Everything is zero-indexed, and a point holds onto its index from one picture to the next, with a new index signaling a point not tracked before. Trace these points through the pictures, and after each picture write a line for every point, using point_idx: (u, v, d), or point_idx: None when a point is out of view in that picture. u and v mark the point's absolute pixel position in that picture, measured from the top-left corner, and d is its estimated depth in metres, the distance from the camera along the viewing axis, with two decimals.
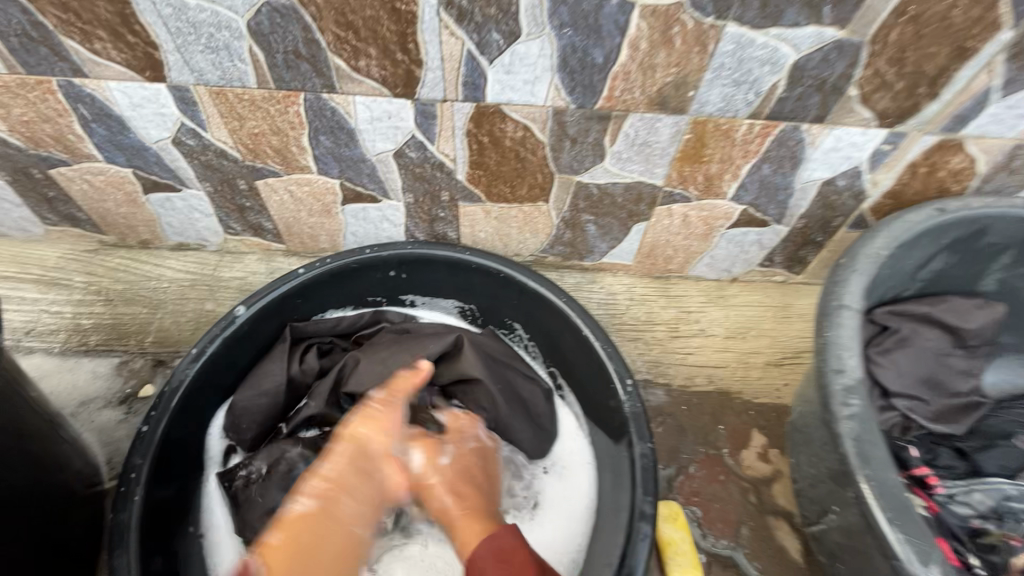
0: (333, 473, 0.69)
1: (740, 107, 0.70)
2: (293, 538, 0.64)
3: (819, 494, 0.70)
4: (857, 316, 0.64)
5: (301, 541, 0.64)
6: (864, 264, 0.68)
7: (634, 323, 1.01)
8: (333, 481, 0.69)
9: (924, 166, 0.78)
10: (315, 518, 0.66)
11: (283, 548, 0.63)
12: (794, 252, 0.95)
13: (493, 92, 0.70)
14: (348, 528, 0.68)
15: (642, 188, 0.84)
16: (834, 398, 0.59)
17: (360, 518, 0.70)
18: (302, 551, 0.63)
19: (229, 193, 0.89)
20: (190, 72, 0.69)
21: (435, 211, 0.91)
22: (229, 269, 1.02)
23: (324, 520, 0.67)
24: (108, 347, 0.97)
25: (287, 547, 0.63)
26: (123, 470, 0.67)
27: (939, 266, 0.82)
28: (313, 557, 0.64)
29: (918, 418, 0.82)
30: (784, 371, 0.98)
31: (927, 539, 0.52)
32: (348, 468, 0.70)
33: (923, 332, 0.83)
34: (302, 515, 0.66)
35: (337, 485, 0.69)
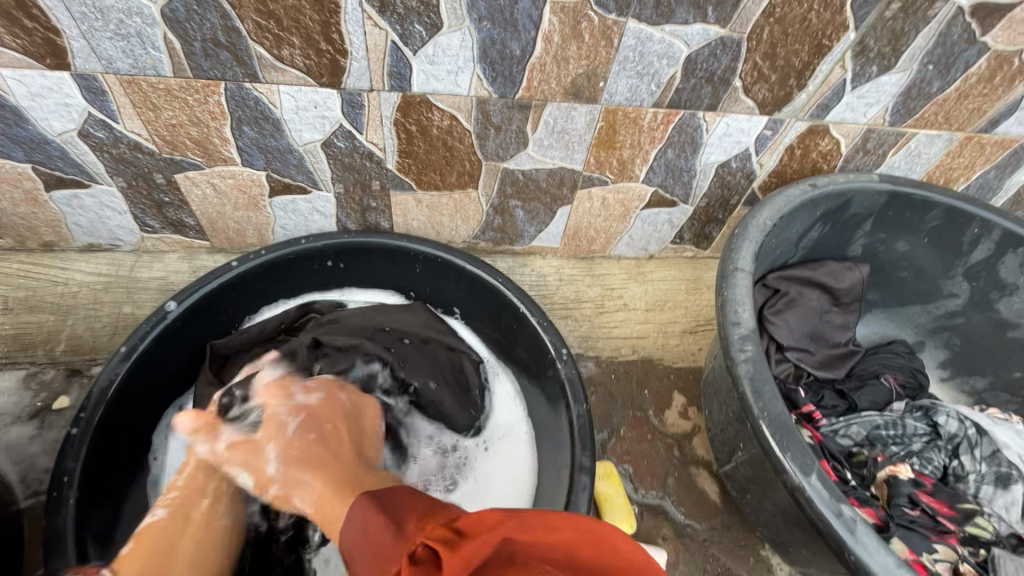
0: (183, 482, 0.71)
1: (644, 97, 0.78)
2: (146, 546, 0.63)
3: (728, 436, 0.80)
4: (750, 276, 0.73)
5: (154, 547, 0.63)
6: (754, 232, 0.78)
7: (564, 301, 1.08)
8: (184, 488, 0.70)
9: (799, 148, 0.90)
10: (166, 527, 0.65)
11: (136, 556, 0.62)
12: (700, 229, 1.06)
13: (419, 82, 0.73)
14: (212, 523, 0.69)
15: (563, 173, 0.90)
16: (733, 345, 0.68)
17: (224, 513, 0.70)
18: (157, 555, 0.63)
19: (145, 188, 0.86)
20: (97, 60, 0.67)
21: (366, 201, 0.93)
22: (147, 270, 0.98)
23: (181, 525, 0.66)
24: (11, 359, 0.90)
25: (139, 552, 0.62)
26: (54, 475, 0.64)
27: (816, 236, 0.96)
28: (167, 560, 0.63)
29: (806, 366, 0.95)
30: (698, 337, 1.09)
31: (809, 455, 0.61)
32: (197, 472, 0.71)
33: (807, 293, 0.96)
34: (154, 526, 0.65)
35: (193, 493, 0.70)
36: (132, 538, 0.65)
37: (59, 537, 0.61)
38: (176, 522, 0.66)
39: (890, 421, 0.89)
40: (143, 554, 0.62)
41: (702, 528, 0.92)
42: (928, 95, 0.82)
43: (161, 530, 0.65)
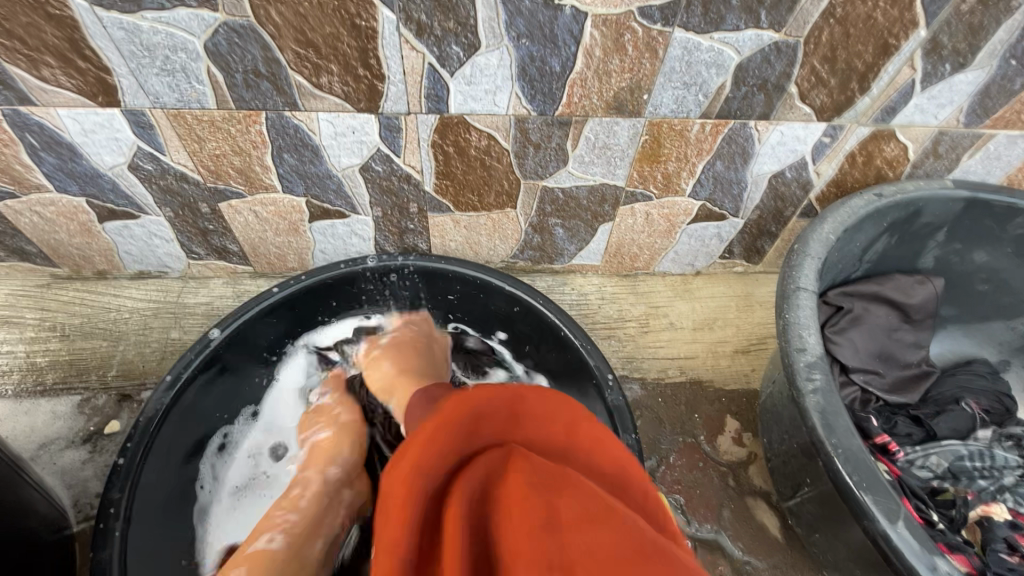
0: (302, 504, 0.73)
1: (691, 108, 0.74)
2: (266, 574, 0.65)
3: (792, 469, 0.74)
4: (813, 296, 0.68)
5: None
6: (815, 248, 0.72)
7: (606, 320, 1.04)
8: (301, 512, 0.73)
9: (861, 156, 0.84)
10: (282, 556, 0.68)
11: None
12: (751, 243, 1.01)
13: (456, 104, 0.72)
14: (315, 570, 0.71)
15: (605, 189, 0.87)
16: (799, 374, 0.62)
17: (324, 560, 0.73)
18: None
19: (191, 217, 0.88)
20: (146, 96, 0.68)
21: (404, 223, 0.92)
22: (193, 295, 1.00)
23: (294, 558, 0.68)
24: (67, 385, 0.92)
25: None
26: (101, 506, 0.65)
27: (882, 248, 0.89)
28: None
29: (875, 390, 0.87)
30: (751, 357, 1.03)
31: (893, 498, 0.55)
32: (315, 500, 0.74)
33: (873, 310, 0.89)
34: (270, 552, 0.67)
35: (309, 524, 0.72)
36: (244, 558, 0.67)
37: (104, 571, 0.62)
38: (291, 551, 0.69)
39: (977, 451, 0.82)
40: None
41: (763, 566, 0.85)
42: (1009, 93, 0.75)
43: (278, 559, 0.67)
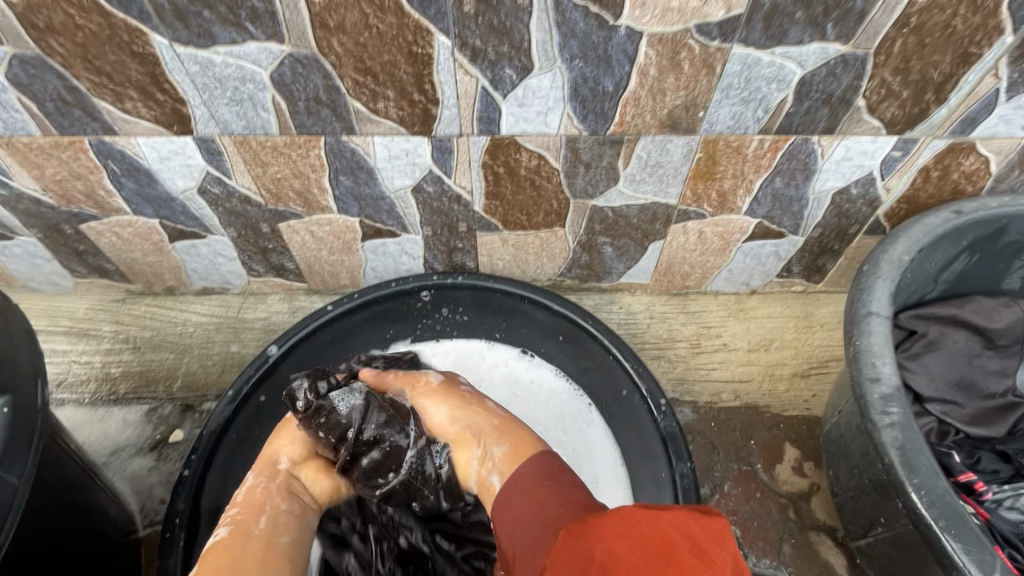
0: (243, 496, 0.68)
1: (749, 124, 0.72)
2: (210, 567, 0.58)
3: (863, 507, 0.69)
4: (887, 322, 0.63)
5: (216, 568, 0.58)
6: (887, 269, 0.68)
7: (655, 340, 1.01)
8: (245, 501, 0.67)
9: (936, 169, 0.78)
10: (229, 541, 0.62)
11: None
12: (812, 261, 0.96)
13: (507, 125, 0.72)
14: (272, 540, 0.64)
15: (656, 208, 0.85)
16: (873, 407, 0.58)
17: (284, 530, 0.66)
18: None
19: (252, 237, 0.92)
20: (216, 124, 0.72)
21: (452, 242, 0.92)
22: (252, 310, 1.05)
23: (242, 542, 0.62)
24: (137, 394, 0.98)
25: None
26: (167, 516, 0.69)
27: (961, 267, 0.82)
28: None
29: (953, 421, 0.81)
30: (812, 382, 0.97)
31: (986, 547, 0.50)
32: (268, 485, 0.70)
33: (951, 334, 0.83)
34: (217, 544, 0.61)
35: (251, 507, 0.66)
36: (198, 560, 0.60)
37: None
38: (238, 539, 0.62)
39: None
40: None
41: None
42: None
43: (224, 549, 0.61)
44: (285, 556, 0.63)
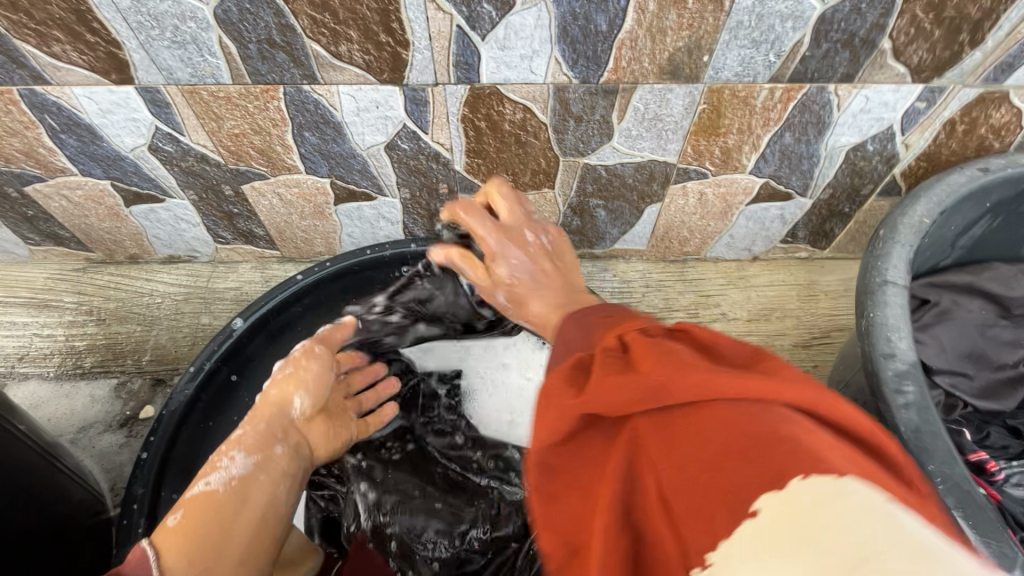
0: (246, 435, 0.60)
1: (759, 71, 0.64)
2: (198, 518, 0.52)
3: None
4: (903, 293, 0.58)
5: (205, 527, 0.51)
6: (906, 235, 0.62)
7: (651, 310, 0.96)
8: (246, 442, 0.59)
9: (962, 123, 0.71)
10: (227, 496, 0.54)
11: (179, 531, 0.50)
12: (819, 225, 0.89)
13: (488, 72, 0.64)
14: (269, 506, 0.56)
15: (653, 166, 0.78)
16: (887, 386, 0.53)
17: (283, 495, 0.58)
18: (209, 538, 0.50)
19: (215, 201, 0.84)
20: (159, 71, 0.64)
21: (433, 205, 0.86)
22: (223, 280, 0.98)
23: (237, 505, 0.54)
24: (105, 369, 0.93)
25: (187, 529, 0.50)
26: (124, 502, 0.64)
27: (981, 232, 0.76)
28: (217, 552, 0.50)
29: (962, 395, 0.77)
30: (813, 352, 0.93)
31: (1007, 540, 0.46)
32: (263, 427, 0.61)
33: (964, 303, 0.77)
34: (209, 494, 0.54)
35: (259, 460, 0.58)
36: (180, 505, 0.54)
37: (125, 566, 0.62)
38: (234, 497, 0.54)
39: None
40: (192, 531, 0.50)
41: None
42: None
43: (218, 503, 0.53)
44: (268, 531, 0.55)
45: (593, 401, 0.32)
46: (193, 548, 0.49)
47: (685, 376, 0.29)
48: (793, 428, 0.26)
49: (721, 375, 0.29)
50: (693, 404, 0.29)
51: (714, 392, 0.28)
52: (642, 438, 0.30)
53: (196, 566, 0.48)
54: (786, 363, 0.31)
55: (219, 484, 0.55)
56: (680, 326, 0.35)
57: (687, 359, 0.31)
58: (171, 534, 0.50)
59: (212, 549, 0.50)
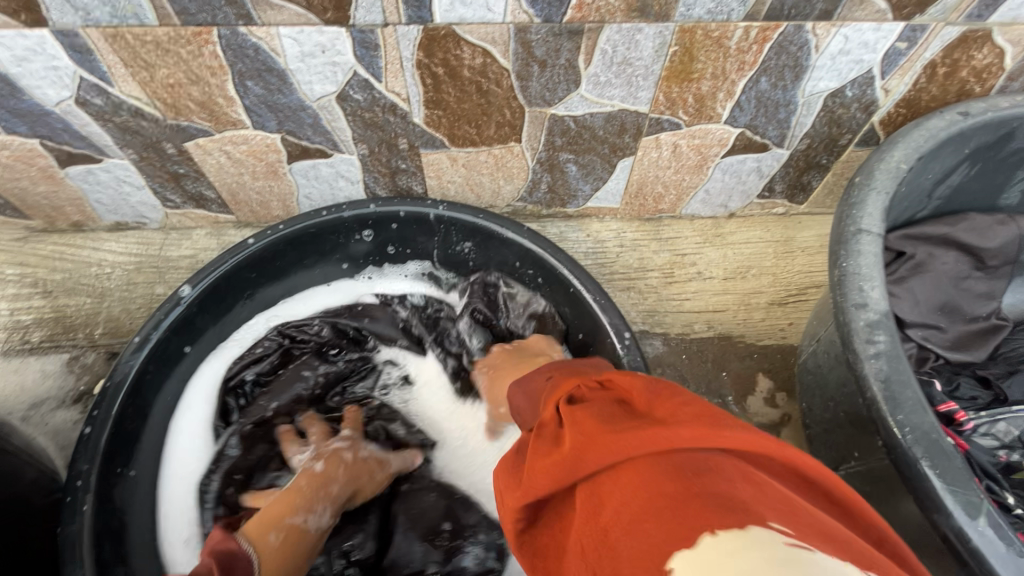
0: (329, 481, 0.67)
1: (733, 7, 0.59)
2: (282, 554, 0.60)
3: (836, 440, 0.64)
4: (878, 241, 0.56)
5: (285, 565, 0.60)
6: (882, 181, 0.59)
7: (625, 271, 0.93)
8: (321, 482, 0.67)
9: (943, 65, 0.68)
10: (308, 540, 0.63)
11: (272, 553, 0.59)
12: (796, 179, 0.87)
13: (442, 11, 0.59)
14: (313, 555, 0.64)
15: (624, 116, 0.74)
16: (857, 336, 0.51)
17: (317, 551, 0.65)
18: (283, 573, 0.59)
19: (158, 160, 0.78)
20: (74, 12, 0.58)
21: (394, 162, 0.81)
22: (176, 248, 0.93)
23: (306, 550, 0.63)
24: (55, 343, 0.88)
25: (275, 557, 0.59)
26: (68, 479, 0.61)
27: (959, 180, 0.74)
28: None
29: (935, 347, 0.76)
30: (788, 310, 0.92)
31: (973, 487, 0.45)
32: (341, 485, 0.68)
33: (940, 255, 0.76)
34: (301, 534, 0.62)
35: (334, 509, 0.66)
36: (275, 524, 0.61)
37: (73, 544, 0.59)
38: (309, 543, 0.63)
39: None
40: (279, 559, 0.59)
41: None
42: None
43: (301, 545, 0.62)
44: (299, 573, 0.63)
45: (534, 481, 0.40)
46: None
47: (588, 437, 0.37)
48: (702, 486, 0.32)
49: (635, 432, 0.36)
50: (613, 467, 0.35)
51: (639, 452, 0.34)
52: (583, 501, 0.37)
53: None
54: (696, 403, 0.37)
55: (312, 526, 0.64)
56: (610, 377, 0.45)
57: (602, 424, 0.38)
58: (270, 551, 0.59)
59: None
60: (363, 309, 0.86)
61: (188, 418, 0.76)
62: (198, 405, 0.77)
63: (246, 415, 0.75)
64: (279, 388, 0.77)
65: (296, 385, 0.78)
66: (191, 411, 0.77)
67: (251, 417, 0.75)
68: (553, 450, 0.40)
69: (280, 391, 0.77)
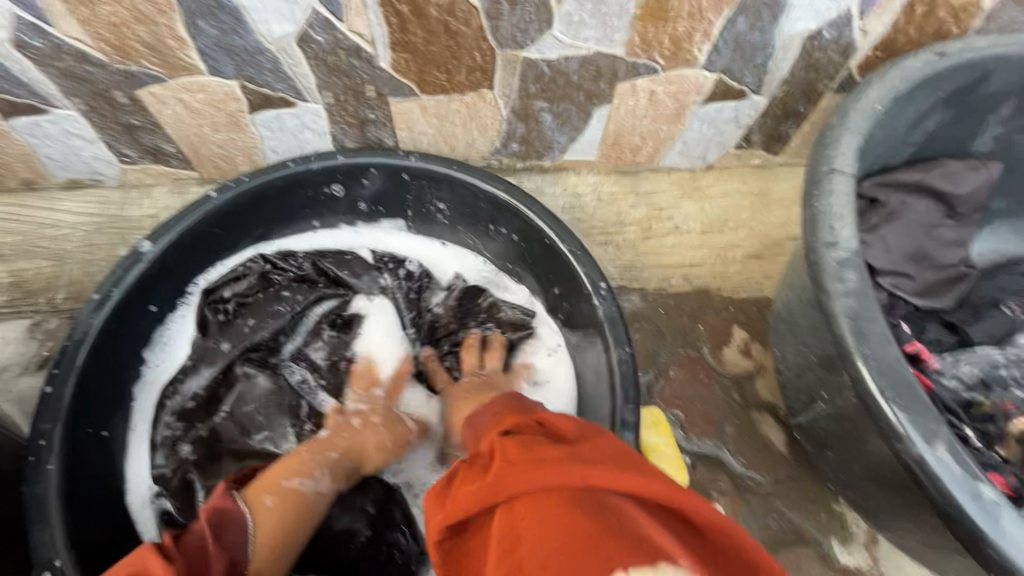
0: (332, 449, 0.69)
1: None
2: (280, 517, 0.61)
3: (806, 383, 0.66)
4: (851, 181, 0.55)
5: (285, 525, 0.61)
6: (857, 121, 0.59)
7: (602, 225, 0.92)
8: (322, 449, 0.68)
9: (922, 4, 0.67)
10: (311, 501, 0.64)
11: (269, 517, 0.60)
12: (773, 129, 0.86)
13: None
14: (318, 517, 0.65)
15: (600, 60, 0.71)
16: (828, 275, 0.51)
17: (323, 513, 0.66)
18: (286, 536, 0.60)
19: (109, 110, 0.74)
20: None
21: (362, 111, 0.78)
22: (137, 207, 0.89)
23: (309, 514, 0.64)
24: (14, 308, 0.85)
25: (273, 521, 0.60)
26: (30, 439, 0.59)
27: (933, 125, 0.74)
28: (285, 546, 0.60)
29: (903, 294, 0.77)
30: (764, 263, 0.93)
31: (933, 416, 0.46)
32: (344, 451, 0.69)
33: (912, 203, 0.76)
34: (301, 497, 0.63)
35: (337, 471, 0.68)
36: (273, 489, 0.62)
37: (40, 505, 0.58)
38: (310, 505, 0.64)
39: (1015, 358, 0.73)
40: (278, 519, 0.60)
41: (766, 480, 0.81)
42: None
43: (302, 508, 0.63)
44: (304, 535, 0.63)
45: (460, 500, 0.42)
46: (272, 537, 0.59)
47: (517, 467, 0.41)
48: (612, 521, 0.36)
49: (558, 465, 0.40)
50: (537, 489, 0.38)
51: (558, 483, 0.38)
52: (505, 518, 0.39)
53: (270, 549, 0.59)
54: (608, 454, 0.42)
55: (309, 490, 0.65)
56: (544, 418, 0.49)
57: (531, 454, 0.41)
58: (266, 513, 0.60)
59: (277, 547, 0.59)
60: (350, 260, 0.83)
61: (177, 341, 0.77)
62: (174, 347, 0.77)
63: (224, 333, 0.76)
64: (261, 310, 0.77)
65: (275, 309, 0.78)
66: (167, 351, 0.77)
67: (231, 338, 0.76)
68: (479, 476, 0.43)
69: (260, 314, 0.77)
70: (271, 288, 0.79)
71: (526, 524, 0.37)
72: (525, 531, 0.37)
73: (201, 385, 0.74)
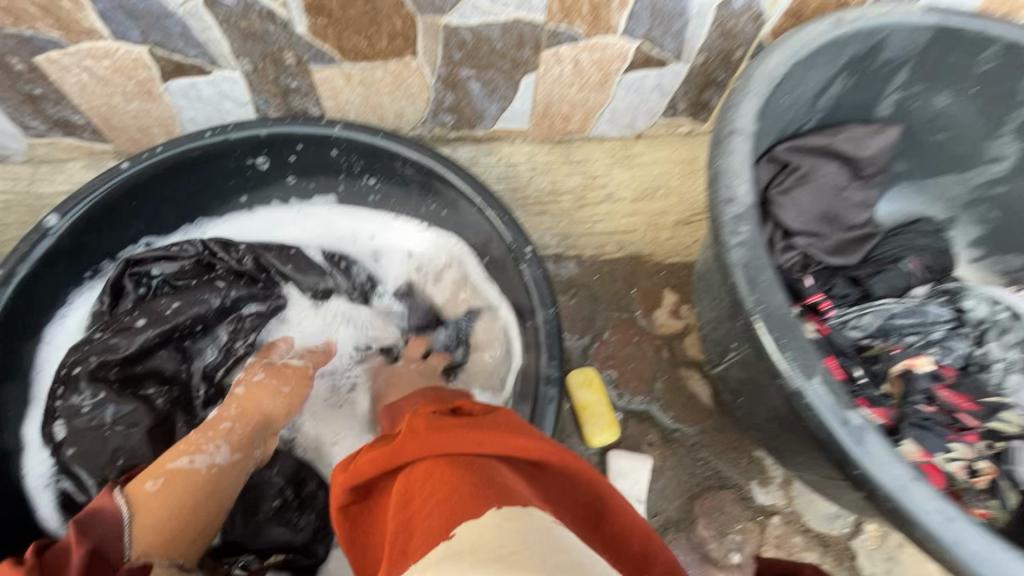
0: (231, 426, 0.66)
1: None
2: (171, 494, 0.59)
3: (719, 336, 0.70)
4: (749, 140, 0.58)
5: (180, 500, 0.59)
6: (758, 85, 0.62)
7: (538, 195, 0.95)
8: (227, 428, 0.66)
9: None
10: (205, 477, 0.62)
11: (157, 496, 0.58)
12: (697, 97, 0.88)
13: None
14: (226, 493, 0.63)
15: (522, 27, 0.72)
16: (725, 228, 0.55)
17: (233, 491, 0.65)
18: (182, 511, 0.58)
19: (6, 78, 0.70)
20: None
21: (283, 80, 0.76)
22: (49, 183, 0.85)
23: (211, 491, 0.62)
24: None
25: (164, 499, 0.58)
26: None
27: (838, 91, 0.78)
28: (186, 520, 0.58)
29: (816, 253, 0.82)
30: (693, 229, 0.97)
31: (813, 354, 0.51)
32: (250, 428, 0.67)
33: (822, 166, 0.81)
34: (193, 473, 0.61)
35: (241, 445, 0.66)
36: (157, 471, 0.60)
37: None
38: (210, 481, 0.62)
39: (910, 308, 0.79)
40: (168, 496, 0.58)
41: (691, 432, 0.87)
42: None
43: (196, 484, 0.61)
44: (207, 511, 0.61)
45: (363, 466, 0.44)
46: (162, 515, 0.57)
47: (420, 435, 0.43)
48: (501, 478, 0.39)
49: (459, 433, 0.42)
50: (433, 455, 0.41)
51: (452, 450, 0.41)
52: (406, 481, 0.40)
53: (161, 522, 0.56)
54: (517, 428, 0.45)
55: (202, 466, 0.62)
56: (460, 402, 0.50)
57: (440, 423, 0.44)
58: (148, 497, 0.57)
59: (169, 529, 0.57)
60: (294, 254, 0.81)
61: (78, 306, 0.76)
62: (71, 326, 0.76)
63: (144, 310, 0.72)
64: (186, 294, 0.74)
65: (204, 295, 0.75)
66: (61, 329, 0.75)
67: (147, 314, 0.72)
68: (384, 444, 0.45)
69: (189, 299, 0.74)
70: (207, 275, 0.78)
71: (419, 484, 0.39)
72: (417, 491, 0.39)
73: (114, 353, 0.70)
